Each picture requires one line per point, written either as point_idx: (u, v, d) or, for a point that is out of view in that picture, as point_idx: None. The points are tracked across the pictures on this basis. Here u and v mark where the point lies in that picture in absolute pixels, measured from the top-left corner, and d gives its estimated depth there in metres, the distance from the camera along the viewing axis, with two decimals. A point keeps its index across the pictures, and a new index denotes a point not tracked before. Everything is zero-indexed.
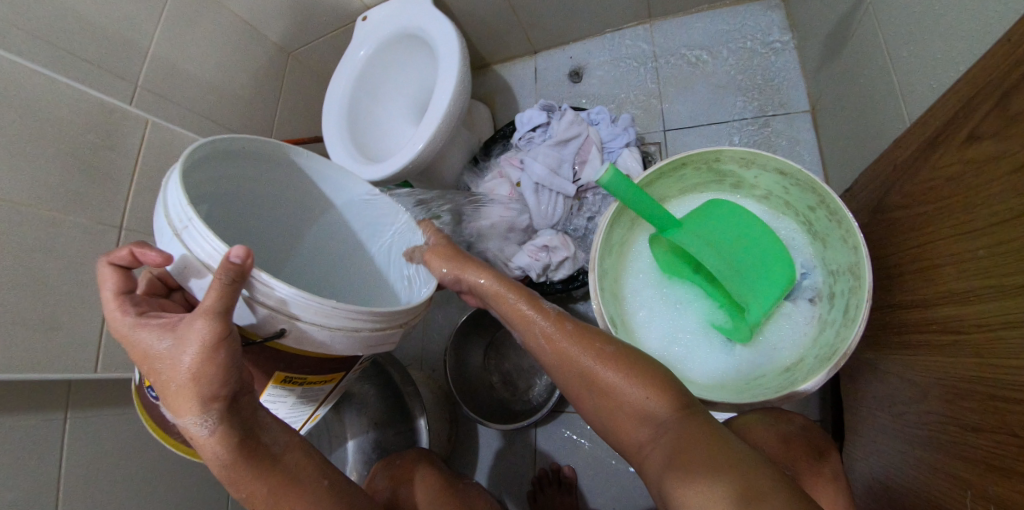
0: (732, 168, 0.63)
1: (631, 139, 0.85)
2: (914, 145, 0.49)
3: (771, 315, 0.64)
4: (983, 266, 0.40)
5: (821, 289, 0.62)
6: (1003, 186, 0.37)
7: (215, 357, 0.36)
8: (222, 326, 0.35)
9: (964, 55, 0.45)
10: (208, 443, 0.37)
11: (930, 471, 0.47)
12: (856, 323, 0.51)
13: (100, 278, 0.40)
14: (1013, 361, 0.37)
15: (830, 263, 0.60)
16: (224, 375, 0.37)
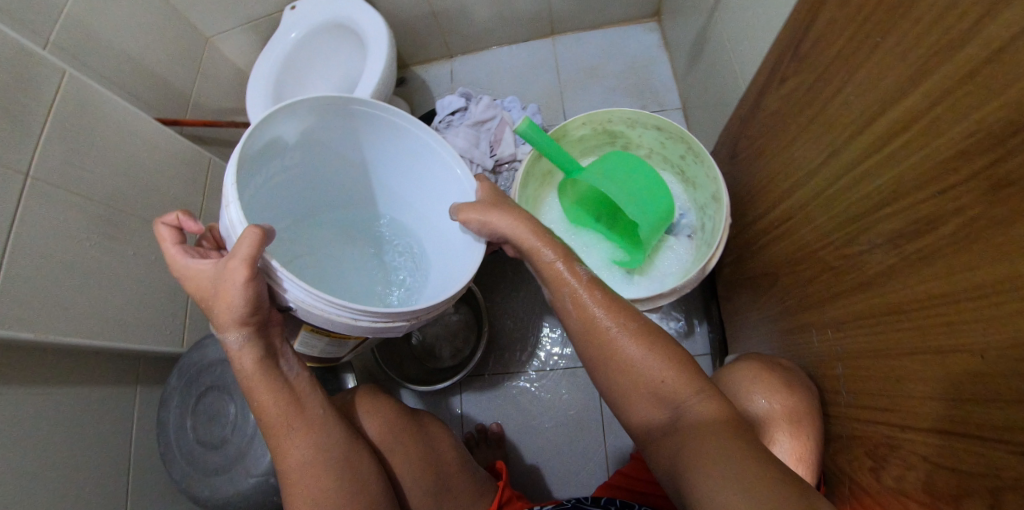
0: (622, 129, 0.80)
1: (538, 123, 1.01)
2: (750, 102, 0.69)
3: (659, 248, 0.80)
4: (798, 161, 0.57)
5: (695, 226, 0.79)
6: (805, 101, 0.55)
7: (241, 297, 0.47)
8: (244, 276, 0.46)
9: (767, 37, 0.66)
10: (238, 354, 0.50)
11: (789, 334, 0.63)
12: (721, 233, 0.67)
13: (160, 235, 0.53)
14: (824, 215, 0.53)
15: (700, 202, 0.77)
16: (249, 309, 0.48)
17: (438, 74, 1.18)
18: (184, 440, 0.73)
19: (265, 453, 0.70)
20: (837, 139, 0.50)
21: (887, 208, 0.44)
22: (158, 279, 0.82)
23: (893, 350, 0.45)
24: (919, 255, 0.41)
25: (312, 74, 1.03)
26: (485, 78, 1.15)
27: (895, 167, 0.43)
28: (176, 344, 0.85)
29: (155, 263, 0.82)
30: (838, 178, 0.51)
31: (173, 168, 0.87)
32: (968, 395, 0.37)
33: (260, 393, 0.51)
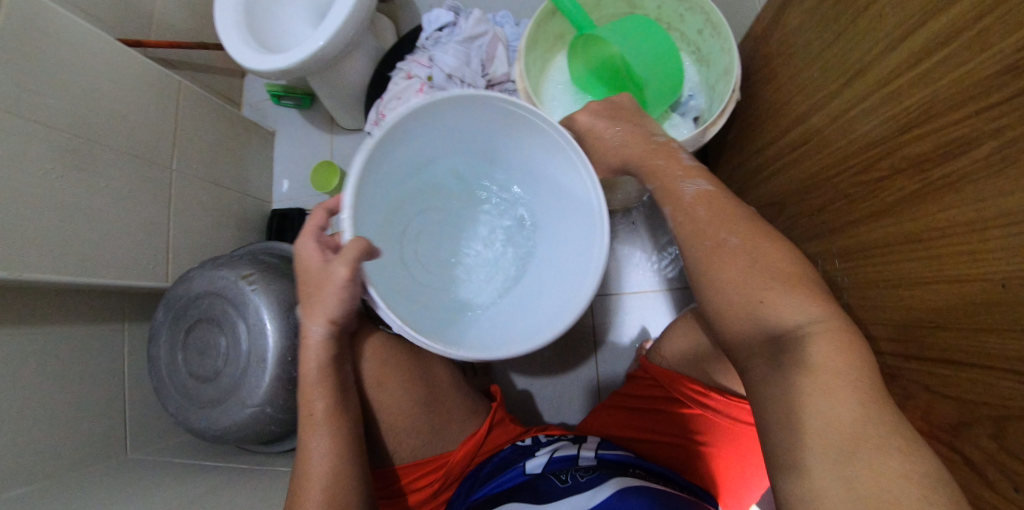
0: (641, 1, 0.76)
1: None
2: (770, 16, 0.62)
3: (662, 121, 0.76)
4: (818, 82, 0.53)
5: (702, 109, 0.76)
6: (834, 15, 0.49)
7: (341, 295, 0.48)
8: (346, 280, 0.46)
9: None
10: (315, 345, 0.52)
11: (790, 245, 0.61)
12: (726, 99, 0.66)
13: (311, 213, 0.53)
14: (841, 142, 0.50)
15: (711, 80, 0.74)
16: (342, 307, 0.50)
17: None
18: (176, 375, 0.72)
19: (259, 383, 0.69)
20: (870, 51, 0.45)
21: (918, 129, 0.41)
22: (134, 215, 0.77)
23: (905, 279, 0.43)
24: (948, 180, 0.38)
25: None
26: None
27: (925, 89, 0.39)
28: (161, 282, 0.81)
29: (129, 199, 0.77)
30: (864, 98, 0.46)
31: (141, 94, 0.79)
32: (983, 322, 0.36)
33: (312, 379, 0.53)
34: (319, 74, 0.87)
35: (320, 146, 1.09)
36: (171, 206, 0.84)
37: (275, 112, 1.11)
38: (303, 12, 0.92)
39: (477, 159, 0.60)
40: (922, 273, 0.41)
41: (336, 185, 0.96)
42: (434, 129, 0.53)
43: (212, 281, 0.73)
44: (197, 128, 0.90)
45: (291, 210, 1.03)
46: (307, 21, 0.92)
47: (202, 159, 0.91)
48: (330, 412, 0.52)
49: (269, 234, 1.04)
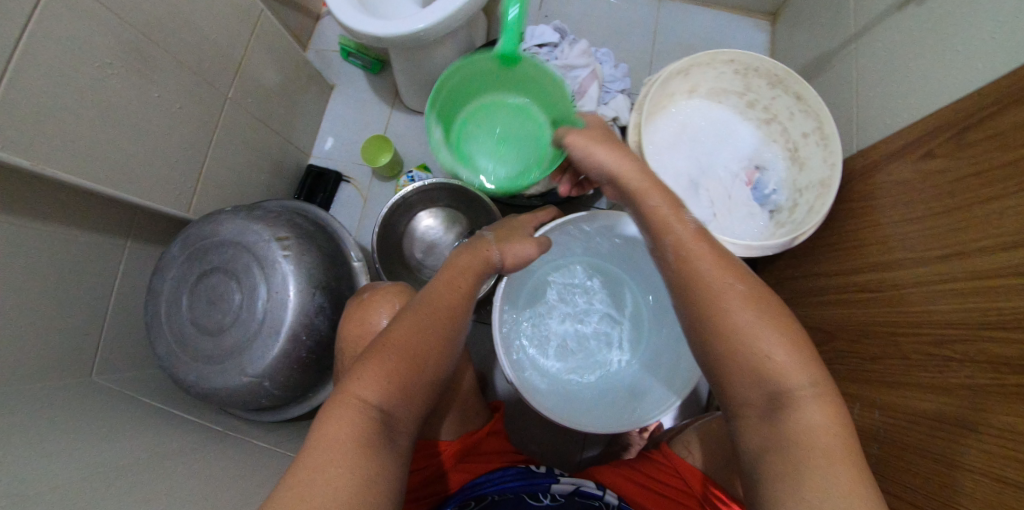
0: (760, 85, 0.75)
1: (626, 86, 0.89)
2: (873, 157, 0.65)
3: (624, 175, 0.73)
4: (909, 243, 0.56)
5: (782, 205, 0.76)
6: (945, 190, 0.53)
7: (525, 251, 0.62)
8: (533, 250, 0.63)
9: (919, 101, 0.61)
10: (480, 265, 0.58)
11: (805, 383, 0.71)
12: (814, 218, 0.65)
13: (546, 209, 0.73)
14: (917, 308, 0.53)
15: (801, 182, 0.73)
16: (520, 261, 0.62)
17: None
18: (177, 319, 0.67)
19: (265, 356, 0.64)
20: (973, 240, 0.48)
21: (1001, 331, 0.43)
22: (176, 133, 0.71)
23: (946, 458, 0.46)
24: (1017, 389, 0.41)
25: None
26: (576, 19, 1.04)
27: (1014, 298, 0.42)
28: (183, 211, 0.75)
29: (178, 115, 0.71)
30: (954, 278, 0.49)
31: (222, 10, 0.74)
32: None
33: (457, 282, 0.54)
34: (408, 51, 0.83)
35: (376, 116, 1.04)
36: (216, 134, 0.78)
37: (341, 66, 1.05)
38: None
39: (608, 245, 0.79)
40: (966, 462, 0.44)
41: (385, 163, 0.92)
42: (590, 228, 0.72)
43: (244, 233, 0.68)
44: (263, 60, 0.85)
45: (328, 172, 0.99)
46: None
47: (258, 93, 0.85)
48: (451, 311, 0.51)
49: (299, 190, 0.98)
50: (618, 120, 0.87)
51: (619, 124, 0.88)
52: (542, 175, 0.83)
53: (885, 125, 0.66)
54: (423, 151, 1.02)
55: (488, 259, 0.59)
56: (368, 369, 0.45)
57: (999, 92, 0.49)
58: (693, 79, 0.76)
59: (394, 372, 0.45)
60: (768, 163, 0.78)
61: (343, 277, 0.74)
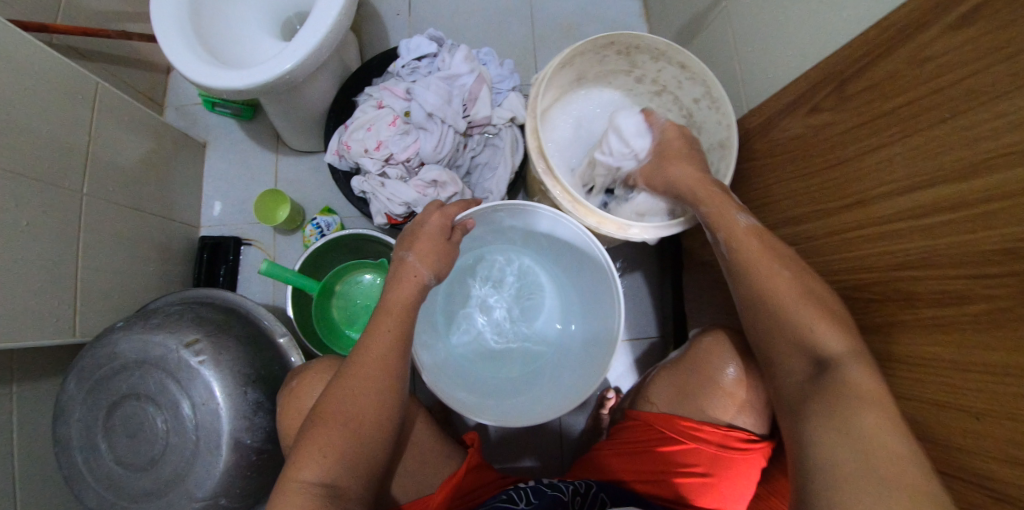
0: (644, 60, 0.73)
1: (516, 83, 0.86)
2: (767, 114, 0.67)
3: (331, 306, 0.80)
4: (818, 194, 0.58)
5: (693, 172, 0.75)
6: (840, 141, 0.55)
7: (446, 251, 0.60)
8: (451, 252, 0.61)
9: (794, 56, 0.63)
10: (408, 280, 0.57)
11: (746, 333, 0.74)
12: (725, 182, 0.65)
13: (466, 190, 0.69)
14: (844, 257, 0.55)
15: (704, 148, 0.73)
16: (443, 261, 0.60)
17: (392, 4, 0.99)
18: (99, 463, 0.59)
19: (212, 473, 0.58)
20: (875, 187, 0.51)
21: (914, 270, 0.47)
22: (32, 254, 0.61)
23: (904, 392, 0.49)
24: (934, 320, 0.45)
25: None
26: (450, 19, 0.99)
27: (926, 239, 0.45)
28: (66, 336, 0.65)
29: (27, 234, 0.60)
30: (863, 225, 0.52)
31: (47, 98, 0.63)
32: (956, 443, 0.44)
33: (383, 323, 0.55)
34: (279, 95, 0.75)
35: (262, 165, 0.94)
36: (80, 238, 0.67)
37: (208, 119, 0.94)
38: (259, 19, 0.81)
39: (530, 241, 0.77)
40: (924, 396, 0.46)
41: (286, 217, 0.85)
42: (498, 225, 0.73)
43: (146, 349, 0.59)
44: (116, 137, 0.73)
45: (225, 239, 0.89)
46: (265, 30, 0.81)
47: (118, 177, 0.74)
48: (386, 360, 0.53)
49: (198, 268, 0.88)
50: (516, 119, 0.84)
51: (517, 124, 0.84)
52: (454, 195, 0.78)
53: (769, 82, 0.68)
54: (323, 192, 0.94)
55: (420, 283, 0.58)
56: (313, 449, 0.48)
57: (869, 43, 0.51)
58: (578, 68, 0.73)
59: (336, 448, 0.49)
60: None
61: (273, 360, 0.68)
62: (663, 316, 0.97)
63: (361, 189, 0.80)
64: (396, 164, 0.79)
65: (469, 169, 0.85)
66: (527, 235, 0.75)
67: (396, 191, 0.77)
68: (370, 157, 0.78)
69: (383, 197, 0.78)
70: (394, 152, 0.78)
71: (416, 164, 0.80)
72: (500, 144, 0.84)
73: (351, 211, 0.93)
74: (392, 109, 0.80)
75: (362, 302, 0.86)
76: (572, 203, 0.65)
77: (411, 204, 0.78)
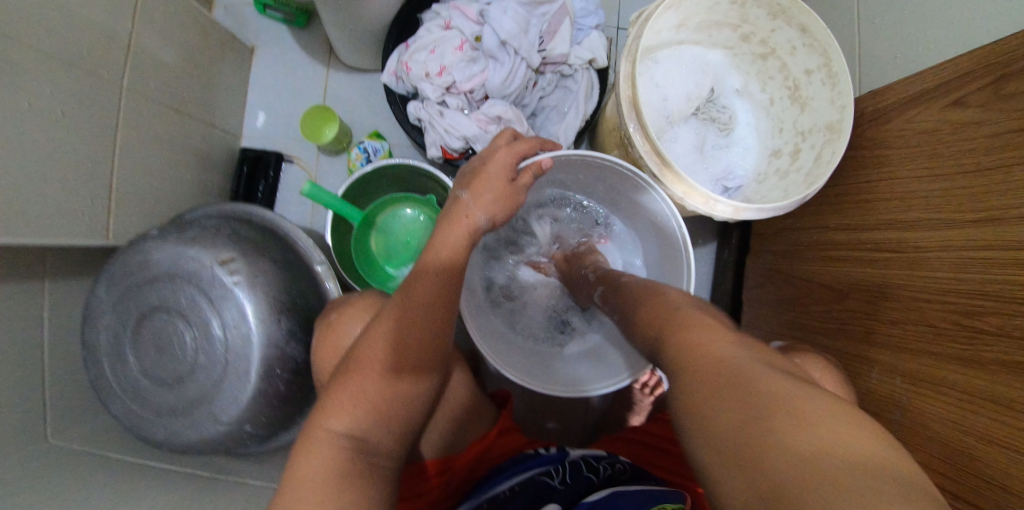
0: (758, 15, 0.63)
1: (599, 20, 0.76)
2: (892, 99, 0.59)
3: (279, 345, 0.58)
4: (935, 202, 0.51)
5: (780, 147, 0.69)
6: (983, 143, 0.47)
7: (509, 200, 0.55)
8: (515, 201, 0.55)
9: (945, 34, 0.54)
10: (469, 223, 0.52)
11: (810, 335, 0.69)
12: (825, 170, 0.58)
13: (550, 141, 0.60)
14: (939, 276, 0.50)
15: (804, 125, 0.65)
16: (505, 210, 0.55)
17: None
18: (124, 374, 0.57)
19: (238, 398, 0.56)
20: (1011, 203, 0.44)
21: (1015, 301, 0.42)
22: (69, 146, 0.57)
23: (959, 425, 0.46)
24: None
25: None
26: None
27: None
28: (102, 237, 0.62)
29: (62, 124, 0.55)
30: (989, 247, 0.45)
31: None
32: (995, 479, 0.42)
33: (431, 267, 0.50)
34: (340, 5, 0.67)
35: (310, 77, 0.87)
36: (119, 135, 0.63)
37: (258, 22, 0.87)
38: None
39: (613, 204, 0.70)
40: (985, 439, 0.43)
41: (331, 137, 0.78)
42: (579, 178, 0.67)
43: (179, 262, 0.56)
44: (159, 31, 0.67)
45: (267, 153, 0.85)
46: None
47: (160, 74, 0.69)
48: (433, 310, 0.48)
49: (236, 181, 0.84)
50: (595, 63, 0.75)
51: (595, 68, 0.75)
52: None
53: (904, 60, 0.59)
54: (372, 118, 0.87)
55: (472, 227, 0.52)
56: (346, 396, 0.44)
57: None
58: (683, 12, 0.63)
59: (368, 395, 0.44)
60: (766, 103, 0.71)
61: (308, 289, 0.64)
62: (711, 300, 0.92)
63: (417, 116, 0.74)
64: (458, 93, 0.72)
65: (534, 111, 0.77)
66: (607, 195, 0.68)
67: (456, 123, 0.71)
68: (430, 82, 0.71)
69: (438, 127, 0.72)
70: (457, 81, 0.72)
71: (479, 97, 0.73)
72: (573, 86, 0.75)
73: (400, 142, 0.87)
74: (462, 31, 0.72)
75: (403, 237, 0.81)
76: (659, 166, 0.58)
77: (470, 140, 0.72)
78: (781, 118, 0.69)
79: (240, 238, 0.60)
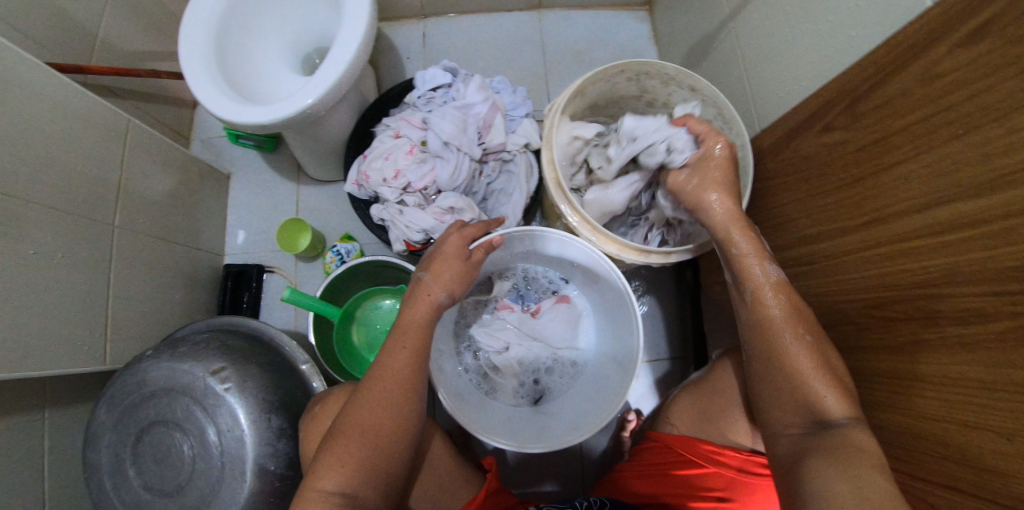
0: (655, 86, 0.74)
1: (529, 110, 0.88)
2: (780, 133, 0.68)
3: (269, 442, 0.61)
4: (831, 214, 0.59)
5: None
6: (853, 159, 0.56)
7: (465, 275, 0.61)
8: (472, 276, 0.62)
9: (806, 77, 0.64)
10: (435, 300, 0.58)
11: None
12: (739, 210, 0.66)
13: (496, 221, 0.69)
14: (854, 275, 0.56)
15: None
16: (463, 283, 0.61)
17: (406, 36, 1.04)
18: (125, 490, 0.60)
19: (235, 499, 0.59)
20: (888, 205, 0.51)
21: (917, 286, 0.48)
22: (67, 285, 0.63)
23: (923, 411, 0.48)
24: (956, 338, 0.44)
25: (265, 25, 0.82)
26: (462, 50, 1.03)
27: (940, 258, 0.45)
28: (97, 363, 0.67)
29: (61, 265, 0.62)
30: (882, 245, 0.52)
31: (85, 135, 0.66)
32: (959, 457, 0.44)
33: (398, 346, 0.54)
34: (301, 129, 0.78)
35: (283, 192, 0.97)
36: (111, 268, 0.70)
37: (233, 152, 0.98)
38: (281, 57, 0.85)
39: (565, 267, 0.80)
40: (939, 414, 0.46)
41: (306, 245, 0.87)
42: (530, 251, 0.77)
43: (173, 376, 0.61)
44: (146, 172, 0.77)
45: (248, 267, 0.92)
46: (286, 66, 0.85)
47: (149, 206, 0.77)
48: (404, 382, 0.53)
49: (222, 295, 0.90)
50: (530, 145, 0.85)
51: (532, 149, 0.85)
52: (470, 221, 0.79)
53: (782, 100, 0.70)
54: (343, 219, 0.96)
55: (434, 303, 0.58)
56: (332, 457, 0.48)
57: (876, 64, 0.53)
58: (593, 96, 0.74)
59: (355, 457, 0.48)
60: None
61: (296, 384, 0.69)
62: (680, 336, 0.97)
63: (380, 217, 0.82)
64: (416, 192, 0.81)
65: (485, 195, 0.86)
66: (557, 261, 0.79)
67: (417, 218, 0.79)
68: (390, 186, 0.80)
69: (401, 225, 0.80)
70: (411, 181, 0.80)
71: (433, 192, 0.82)
72: (515, 169, 0.85)
73: (369, 238, 0.95)
74: (411, 138, 0.82)
75: (382, 329, 0.87)
76: (591, 232, 0.66)
77: (429, 232, 0.79)
78: None
79: (230, 348, 0.65)
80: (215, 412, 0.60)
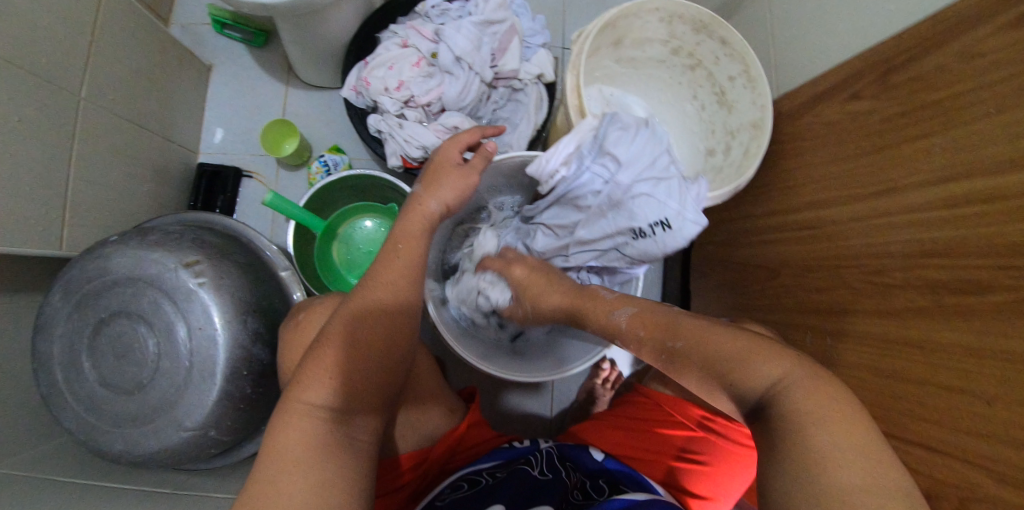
0: (684, 31, 0.72)
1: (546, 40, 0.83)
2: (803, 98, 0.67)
3: (240, 346, 0.57)
4: (844, 181, 0.59)
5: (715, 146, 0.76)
6: (877, 128, 0.55)
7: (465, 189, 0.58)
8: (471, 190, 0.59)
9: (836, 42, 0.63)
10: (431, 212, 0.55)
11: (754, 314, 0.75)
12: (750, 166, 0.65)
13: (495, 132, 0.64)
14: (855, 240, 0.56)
15: (733, 126, 0.73)
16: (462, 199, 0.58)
17: None
18: (80, 383, 0.55)
19: (203, 402, 0.55)
20: (907, 176, 0.51)
21: (915, 257, 0.49)
22: (24, 156, 0.56)
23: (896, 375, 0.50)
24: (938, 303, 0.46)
25: None
26: None
27: (947, 230, 0.46)
28: (55, 247, 0.61)
29: (19, 131, 0.55)
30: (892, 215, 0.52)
31: None
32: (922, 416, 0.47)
33: (393, 255, 0.52)
34: (302, 21, 0.70)
35: (269, 94, 0.89)
36: (73, 146, 0.62)
37: (215, 43, 0.89)
38: None
39: None
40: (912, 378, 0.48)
41: (291, 151, 0.81)
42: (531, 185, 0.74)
43: (140, 266, 0.56)
44: (117, 48, 0.68)
45: (225, 168, 0.85)
46: None
47: (119, 87, 0.69)
48: (396, 293, 0.50)
49: (194, 194, 0.84)
50: (543, 78, 0.81)
51: (544, 82, 0.81)
52: None
53: (807, 65, 0.68)
54: (333, 132, 0.90)
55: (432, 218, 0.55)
56: (321, 366, 0.44)
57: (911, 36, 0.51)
58: (620, 31, 0.71)
59: (343, 365, 0.44)
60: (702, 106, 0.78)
61: (272, 291, 0.65)
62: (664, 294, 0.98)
63: (377, 128, 0.77)
64: (416, 106, 0.77)
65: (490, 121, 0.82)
66: None
67: (417, 134, 0.75)
68: (391, 96, 0.76)
69: (398, 138, 0.76)
70: (415, 94, 0.76)
71: (435, 110, 0.78)
72: (524, 100, 0.81)
73: (360, 154, 0.90)
74: (420, 50, 0.77)
75: (364, 249, 0.83)
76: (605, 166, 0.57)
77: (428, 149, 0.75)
78: (712, 121, 0.77)
79: (205, 242, 0.61)
80: (182, 307, 0.55)
